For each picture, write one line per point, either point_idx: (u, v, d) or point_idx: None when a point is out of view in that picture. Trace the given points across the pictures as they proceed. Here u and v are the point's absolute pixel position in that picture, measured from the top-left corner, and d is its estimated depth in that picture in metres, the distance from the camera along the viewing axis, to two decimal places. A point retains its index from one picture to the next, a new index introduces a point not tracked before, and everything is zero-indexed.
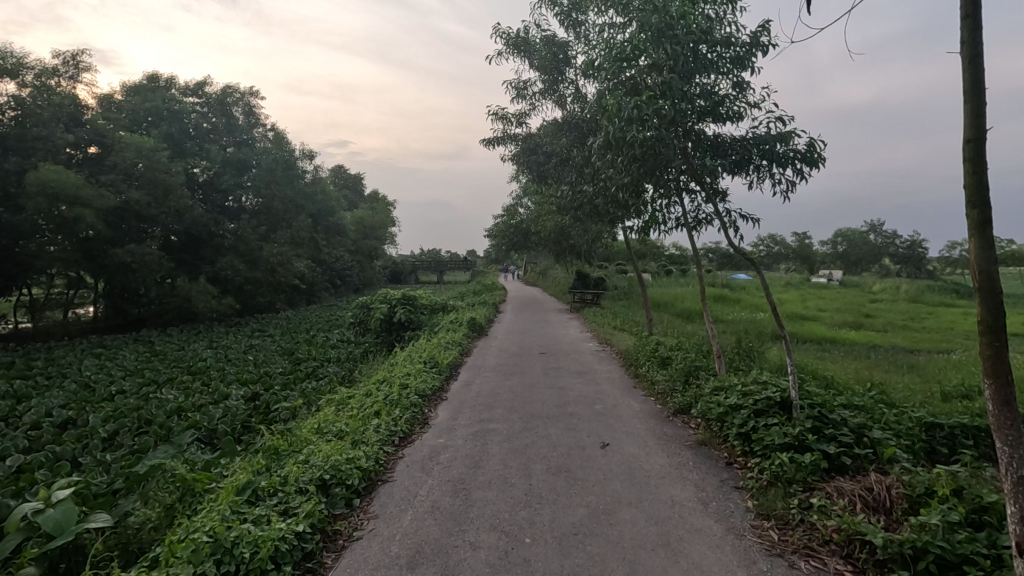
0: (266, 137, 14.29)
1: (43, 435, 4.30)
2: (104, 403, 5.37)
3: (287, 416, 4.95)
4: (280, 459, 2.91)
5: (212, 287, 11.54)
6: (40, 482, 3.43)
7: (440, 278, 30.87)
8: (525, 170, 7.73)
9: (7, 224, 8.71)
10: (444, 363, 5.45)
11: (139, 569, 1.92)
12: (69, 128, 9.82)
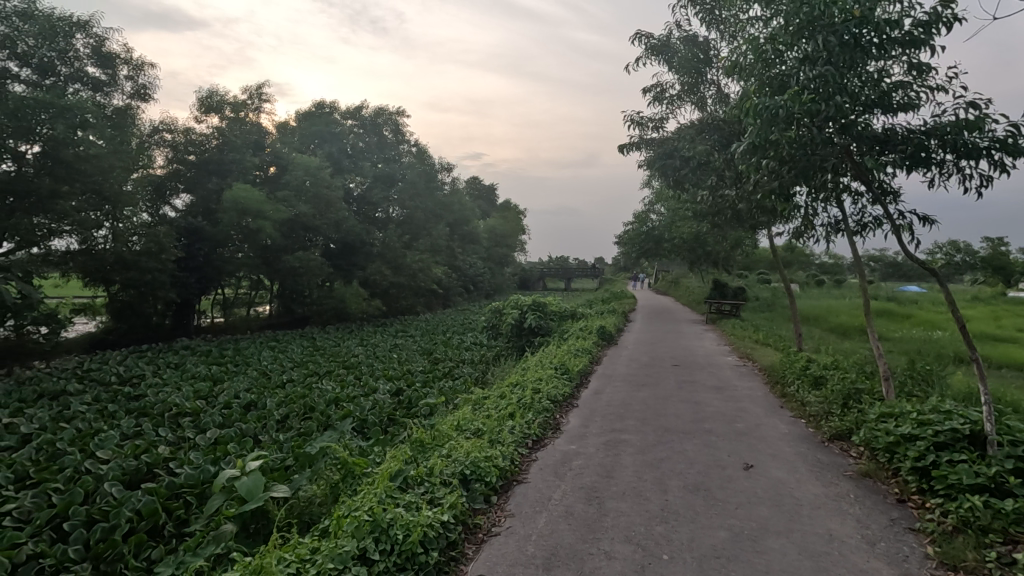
0: (411, 152, 15.50)
1: (233, 413, 5.08)
2: (278, 389, 6.20)
3: (427, 412, 5.30)
4: (425, 451, 3.13)
5: (363, 291, 12.74)
6: (233, 454, 4.05)
7: (568, 285, 30.95)
8: (660, 176, 7.52)
9: (209, 234, 10.43)
10: (574, 370, 5.45)
11: (312, 537, 2.18)
12: (254, 152, 11.48)
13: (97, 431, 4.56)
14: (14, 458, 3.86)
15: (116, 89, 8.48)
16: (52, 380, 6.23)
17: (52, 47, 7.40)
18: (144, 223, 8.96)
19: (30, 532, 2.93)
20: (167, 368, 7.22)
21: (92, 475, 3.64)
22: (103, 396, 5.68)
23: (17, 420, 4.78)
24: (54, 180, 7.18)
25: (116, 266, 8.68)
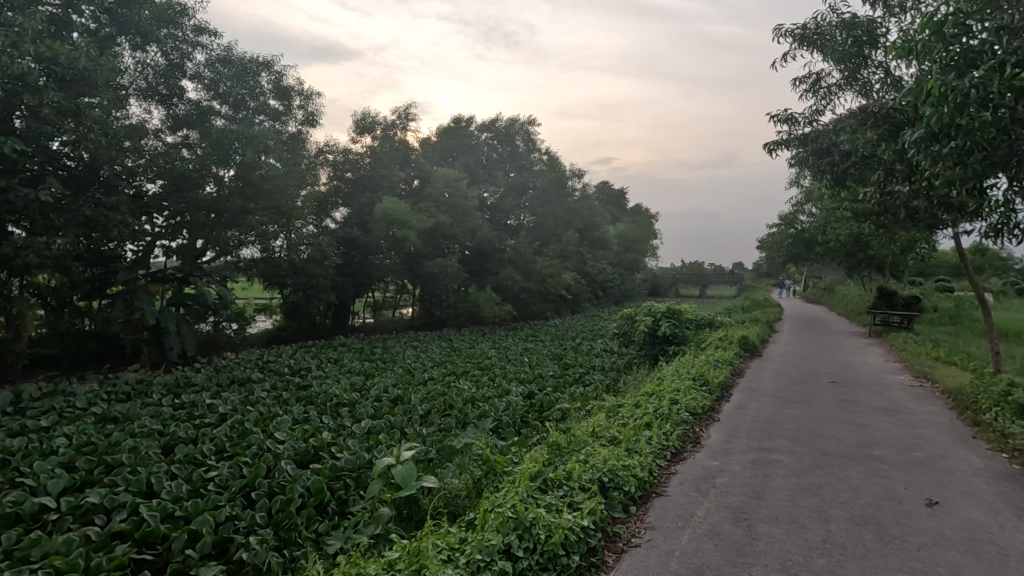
0: (541, 160, 15.81)
1: (383, 406, 5.55)
2: (420, 386, 6.66)
3: (560, 417, 5.34)
4: (561, 455, 3.15)
5: (495, 295, 13.21)
6: (384, 444, 4.43)
7: (703, 291, 29.33)
8: (813, 174, 6.86)
9: (361, 243, 11.55)
10: (715, 382, 5.14)
11: (460, 528, 2.31)
12: (402, 166, 12.47)
13: (275, 415, 5.25)
14: (216, 433, 4.59)
15: (291, 117, 9.75)
16: (241, 369, 7.31)
17: (244, 85, 8.71)
18: (311, 234, 10.17)
19: (228, 496, 3.46)
20: (328, 362, 8.11)
21: (272, 452, 4.20)
22: (278, 385, 6.53)
23: (216, 400, 5.69)
24: (244, 199, 8.44)
25: (288, 271, 9.95)
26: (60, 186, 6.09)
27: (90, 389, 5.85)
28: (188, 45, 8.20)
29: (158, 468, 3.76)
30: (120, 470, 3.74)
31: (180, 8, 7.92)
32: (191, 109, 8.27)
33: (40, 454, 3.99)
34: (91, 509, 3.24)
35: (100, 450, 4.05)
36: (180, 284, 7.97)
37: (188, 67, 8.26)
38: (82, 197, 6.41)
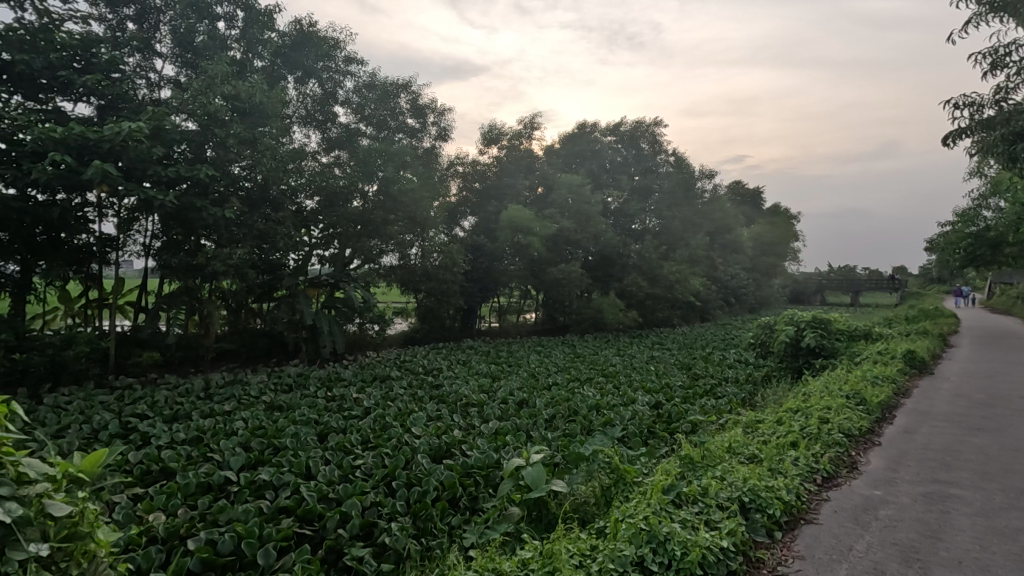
0: (668, 162, 15.25)
1: (509, 408, 5.70)
2: (545, 391, 6.74)
3: (690, 429, 5.09)
4: (695, 469, 3.01)
5: (620, 301, 12.93)
6: (511, 445, 4.55)
7: (855, 299, 26.24)
8: (1004, 163, 5.83)
9: (488, 250, 12.00)
10: (875, 401, 4.56)
11: (591, 535, 2.30)
12: (526, 175, 12.75)
13: (411, 411, 5.63)
14: (362, 425, 5.03)
15: (426, 133, 10.43)
16: (382, 367, 7.94)
17: (386, 107, 9.53)
18: (443, 242, 10.77)
19: (372, 483, 3.77)
20: (457, 364, 8.52)
21: (409, 446, 4.50)
22: (414, 383, 7.00)
23: (361, 395, 6.23)
24: (385, 211, 9.18)
25: (422, 277, 10.62)
26: (240, 205, 7.12)
27: (262, 380, 6.72)
28: (340, 74, 9.12)
29: (314, 453, 4.21)
30: (285, 453, 4.24)
31: (334, 42, 8.87)
32: (341, 131, 9.22)
33: (224, 434, 4.65)
34: (262, 485, 3.72)
35: (268, 433, 4.63)
36: (332, 289, 8.85)
37: (340, 94, 9.19)
38: (256, 214, 7.43)
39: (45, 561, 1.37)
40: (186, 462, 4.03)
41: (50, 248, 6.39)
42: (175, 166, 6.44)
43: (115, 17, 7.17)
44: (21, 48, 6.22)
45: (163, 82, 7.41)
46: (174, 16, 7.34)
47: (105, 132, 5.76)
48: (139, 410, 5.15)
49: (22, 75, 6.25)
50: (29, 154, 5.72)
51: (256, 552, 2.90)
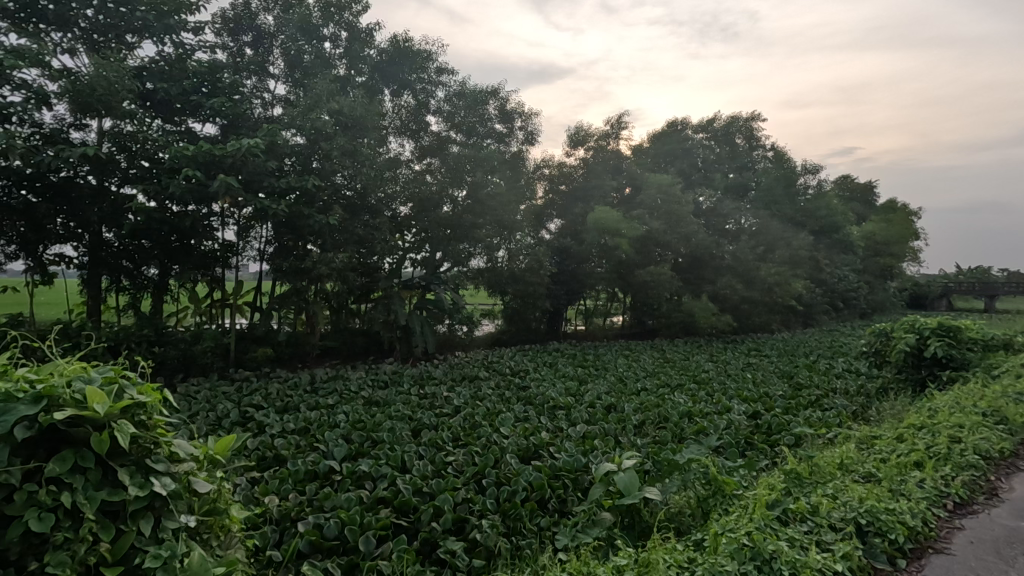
0: (767, 157, 14.39)
1: (597, 412, 5.63)
2: (633, 396, 6.59)
3: (793, 443, 4.76)
4: (802, 486, 2.81)
5: (713, 305, 12.35)
6: (599, 449, 4.49)
7: (990, 304, 23.26)
8: None
9: (574, 252, 11.97)
10: (1019, 420, 4.02)
11: (689, 547, 2.22)
12: (613, 176, 12.56)
13: (500, 411, 5.72)
14: (452, 423, 5.18)
15: (514, 138, 10.58)
16: (471, 367, 8.14)
17: (475, 113, 9.70)
18: (529, 245, 10.86)
19: (463, 480, 3.88)
20: (543, 366, 8.55)
21: (498, 445, 4.58)
22: (501, 384, 7.12)
23: (451, 394, 6.43)
24: (475, 216, 9.44)
25: (509, 280, 10.75)
26: (341, 212, 7.60)
27: (360, 376, 7.13)
28: (432, 84, 9.48)
29: (409, 448, 4.40)
30: (382, 446, 4.47)
31: (427, 54, 9.25)
32: (433, 140, 9.58)
33: (328, 426, 4.99)
34: (362, 475, 3.94)
35: (367, 427, 4.91)
36: (423, 291, 9.20)
37: (432, 104, 9.55)
38: (356, 220, 7.91)
39: (190, 529, 1.54)
40: (295, 450, 4.37)
41: (183, 253, 7.18)
42: (286, 177, 7.01)
43: (235, 44, 7.98)
44: (161, 78, 7.06)
45: (275, 101, 8.08)
46: (285, 39, 8.01)
47: (228, 149, 6.41)
48: (255, 401, 5.64)
49: (162, 101, 7.10)
50: (167, 171, 6.47)
51: (358, 539, 3.08)
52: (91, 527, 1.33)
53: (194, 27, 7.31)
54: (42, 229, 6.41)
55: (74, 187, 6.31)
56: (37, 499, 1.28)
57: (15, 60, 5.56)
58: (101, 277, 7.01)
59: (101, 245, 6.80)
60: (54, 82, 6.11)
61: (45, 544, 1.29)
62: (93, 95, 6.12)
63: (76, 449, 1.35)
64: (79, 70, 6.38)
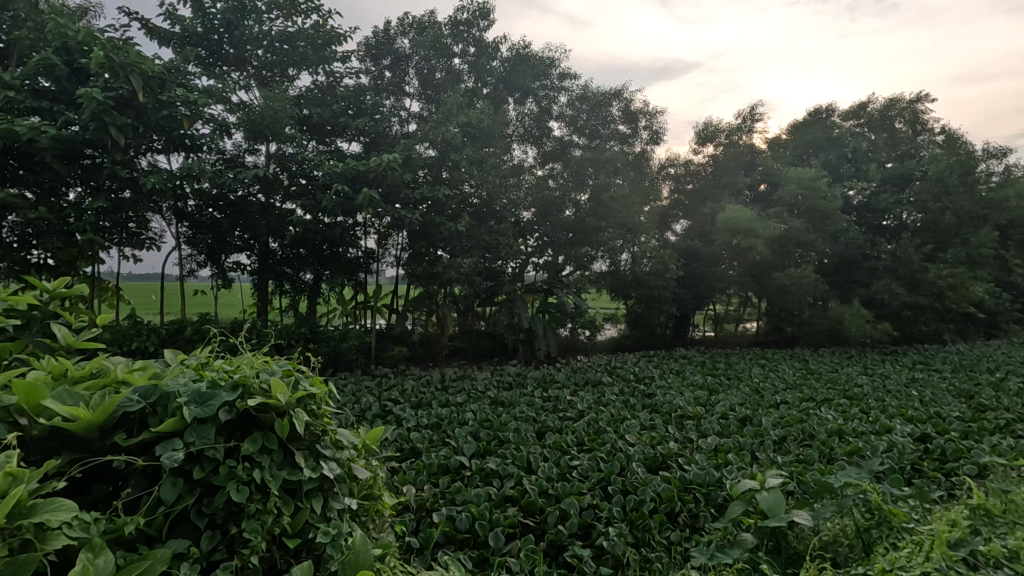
0: (936, 142, 12.53)
1: (730, 425, 5.27)
2: (772, 409, 6.07)
3: (975, 473, 4.07)
4: (994, 525, 2.39)
5: (867, 312, 10.99)
6: (734, 464, 4.21)
7: None
8: None
9: (703, 254, 11.36)
10: None
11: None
12: (747, 172, 11.74)
13: (624, 418, 5.59)
14: (576, 426, 5.16)
15: (638, 138, 10.33)
16: (593, 372, 8.06)
17: (598, 116, 9.62)
18: (655, 247, 10.51)
19: (589, 485, 3.84)
20: (670, 373, 8.20)
21: (624, 453, 4.47)
22: (626, 390, 6.95)
23: (575, 398, 6.41)
24: (597, 219, 9.38)
25: (632, 283, 10.43)
26: (469, 219, 7.96)
27: (486, 377, 7.39)
28: (555, 90, 9.58)
29: (534, 449, 4.46)
30: (509, 446, 4.58)
31: (550, 61, 9.39)
32: (556, 145, 9.67)
33: (457, 423, 5.23)
34: (490, 473, 4.06)
35: (494, 426, 5.06)
36: (546, 295, 9.30)
37: (554, 109, 9.64)
38: (482, 226, 8.23)
39: (352, 510, 1.74)
40: (429, 443, 4.62)
41: (333, 260, 7.97)
42: (420, 188, 7.50)
43: (377, 68, 8.71)
44: (315, 104, 7.91)
45: (411, 117, 8.69)
46: (419, 59, 8.58)
47: (371, 164, 7.01)
48: (393, 396, 6.09)
49: (316, 124, 7.96)
50: (320, 187, 7.24)
51: (488, 534, 3.18)
52: (277, 501, 1.49)
53: (343, 56, 8.11)
54: (224, 240, 7.52)
55: (248, 204, 7.31)
56: (236, 473, 1.45)
57: (206, 98, 6.59)
58: (268, 282, 7.99)
59: (268, 254, 7.74)
60: (234, 114, 7.14)
61: (240, 513, 1.45)
62: (262, 123, 7.05)
63: (264, 432, 1.54)
64: (252, 102, 7.37)
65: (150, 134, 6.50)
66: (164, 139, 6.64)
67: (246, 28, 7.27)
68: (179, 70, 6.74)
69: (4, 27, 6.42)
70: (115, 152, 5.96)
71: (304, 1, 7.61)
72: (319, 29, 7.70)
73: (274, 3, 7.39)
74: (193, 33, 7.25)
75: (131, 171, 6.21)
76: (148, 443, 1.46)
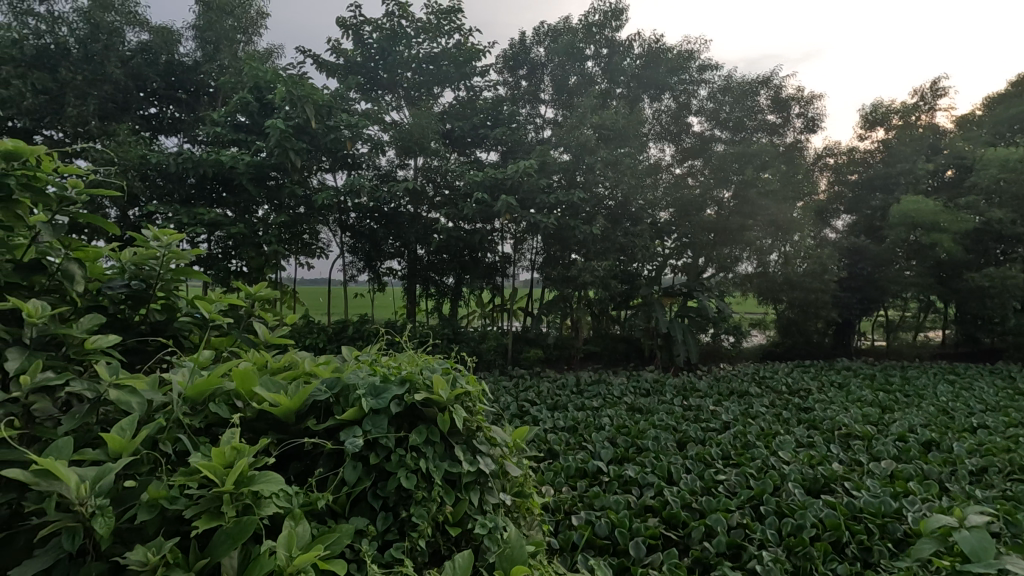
0: None
1: (910, 449, 4.57)
2: (966, 434, 5.15)
3: None
4: None
5: None
6: (918, 495, 3.64)
7: None
8: None
9: (872, 254, 10.03)
10: None
11: None
12: (928, 157, 10.17)
13: (777, 433, 5.11)
14: (720, 439, 4.84)
15: (790, 127, 9.49)
16: (739, 381, 7.50)
17: (743, 107, 8.98)
18: (811, 246, 9.52)
19: (738, 502, 3.57)
20: (831, 387, 7.32)
21: (777, 471, 4.09)
22: (778, 402, 6.35)
23: (718, 408, 6.02)
24: (744, 217, 8.76)
25: (784, 286, 9.56)
26: (604, 221, 7.88)
27: (622, 382, 7.23)
28: (694, 84, 9.12)
29: (676, 460, 4.26)
30: (648, 454, 4.43)
31: (688, 54, 8.99)
32: (696, 141, 9.21)
33: (593, 427, 5.18)
34: (629, 481, 3.96)
35: (632, 433, 4.93)
36: (685, 298, 8.86)
37: (694, 103, 9.17)
38: (618, 228, 8.09)
39: (505, 506, 1.85)
40: (566, 446, 4.63)
41: (473, 265, 8.38)
42: (556, 193, 7.60)
43: (514, 78, 9.00)
44: (457, 117, 8.39)
45: (546, 123, 8.85)
46: (554, 66, 8.70)
47: (508, 172, 7.27)
48: (530, 397, 6.22)
49: (458, 137, 8.44)
50: (462, 196, 7.65)
51: (628, 543, 3.10)
52: (440, 490, 1.61)
53: (482, 71, 8.51)
54: (379, 248, 8.28)
55: (398, 214, 7.97)
56: (405, 462, 1.58)
57: (365, 120, 7.33)
58: (416, 286, 8.61)
59: (416, 260, 8.36)
60: (387, 133, 7.83)
61: (408, 498, 1.59)
62: (412, 139, 7.68)
63: (428, 425, 1.67)
64: (402, 121, 8.02)
65: (320, 156, 7.37)
66: (331, 159, 7.48)
67: (397, 53, 7.96)
68: (343, 97, 7.57)
69: (214, 76, 7.74)
70: (294, 174, 6.87)
71: (448, 23, 8.13)
72: (461, 47, 8.17)
73: (421, 28, 7.99)
74: (354, 63, 8.12)
75: (305, 189, 7.10)
76: (333, 429, 1.65)
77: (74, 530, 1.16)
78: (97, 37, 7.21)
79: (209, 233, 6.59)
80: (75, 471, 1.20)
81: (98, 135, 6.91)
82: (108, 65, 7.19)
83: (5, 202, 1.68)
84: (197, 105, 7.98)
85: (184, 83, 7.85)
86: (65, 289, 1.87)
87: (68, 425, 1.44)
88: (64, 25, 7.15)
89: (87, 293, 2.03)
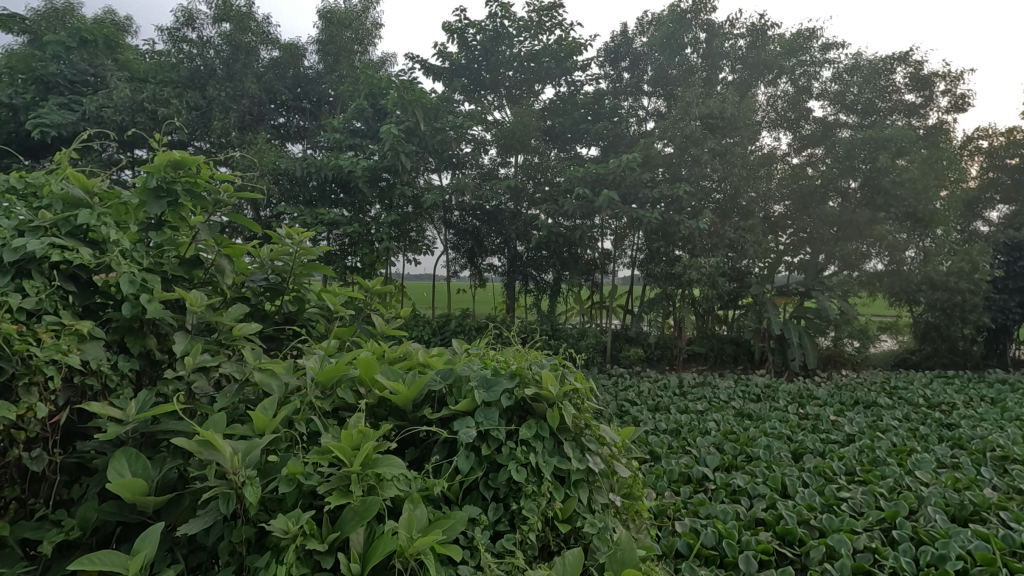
0: None
1: None
2: None
3: None
4: None
5: None
6: None
7: None
8: None
9: None
10: None
11: None
12: None
13: (912, 450, 4.56)
14: (844, 453, 4.40)
15: (932, 107, 8.44)
16: (865, 390, 6.77)
17: (875, 88, 8.15)
18: (956, 240, 8.38)
19: (865, 524, 3.23)
20: (981, 401, 6.38)
21: (914, 492, 3.65)
22: (913, 416, 5.66)
23: (841, 419, 5.48)
24: (875, 209, 7.94)
25: (923, 286, 8.32)
26: (712, 215, 7.53)
27: (729, 387, 6.80)
28: (816, 65, 8.40)
29: (791, 471, 3.95)
30: (758, 463, 4.15)
31: (809, 34, 8.31)
32: (817, 127, 8.49)
33: (698, 431, 4.94)
34: (737, 490, 3.73)
35: (741, 440, 4.64)
36: (802, 298, 8.20)
37: (816, 87, 8.44)
38: (726, 223, 7.69)
39: (614, 506, 1.83)
40: (669, 449, 4.46)
41: (573, 262, 8.27)
42: (659, 187, 7.36)
43: (615, 71, 8.73)
44: (558, 113, 8.36)
45: (649, 115, 8.53)
46: (657, 56, 8.34)
47: (611, 166, 7.21)
48: (630, 396, 6.08)
49: (559, 133, 8.40)
50: (562, 193, 7.64)
51: (737, 555, 2.92)
52: (549, 486, 1.63)
53: (583, 65, 8.41)
54: (482, 243, 8.52)
55: (500, 211, 8.16)
56: (516, 454, 1.62)
57: (469, 121, 7.55)
58: (515, 282, 8.69)
59: (516, 257, 8.45)
60: (490, 132, 8.02)
61: (518, 491, 1.62)
62: (514, 137, 7.85)
63: (537, 420, 1.70)
64: (504, 120, 8.18)
65: (427, 157, 7.69)
66: (437, 159, 7.79)
67: (499, 53, 8.10)
68: (449, 100, 7.87)
69: (334, 85, 8.48)
70: (403, 174, 7.25)
71: (549, 20, 8.12)
72: (563, 43, 8.10)
73: (523, 26, 8.02)
74: (459, 66, 8.36)
75: (413, 189, 7.45)
76: (446, 420, 1.73)
77: (228, 495, 1.32)
78: (237, 57, 8.02)
79: (329, 232, 7.14)
80: (230, 444, 1.36)
81: (238, 144, 7.73)
82: (245, 81, 8.00)
83: (174, 207, 1.95)
84: (319, 113, 8.76)
85: (308, 94, 8.67)
86: (216, 281, 2.16)
87: (222, 402, 1.63)
88: (210, 48, 8.00)
89: (234, 285, 2.28)
